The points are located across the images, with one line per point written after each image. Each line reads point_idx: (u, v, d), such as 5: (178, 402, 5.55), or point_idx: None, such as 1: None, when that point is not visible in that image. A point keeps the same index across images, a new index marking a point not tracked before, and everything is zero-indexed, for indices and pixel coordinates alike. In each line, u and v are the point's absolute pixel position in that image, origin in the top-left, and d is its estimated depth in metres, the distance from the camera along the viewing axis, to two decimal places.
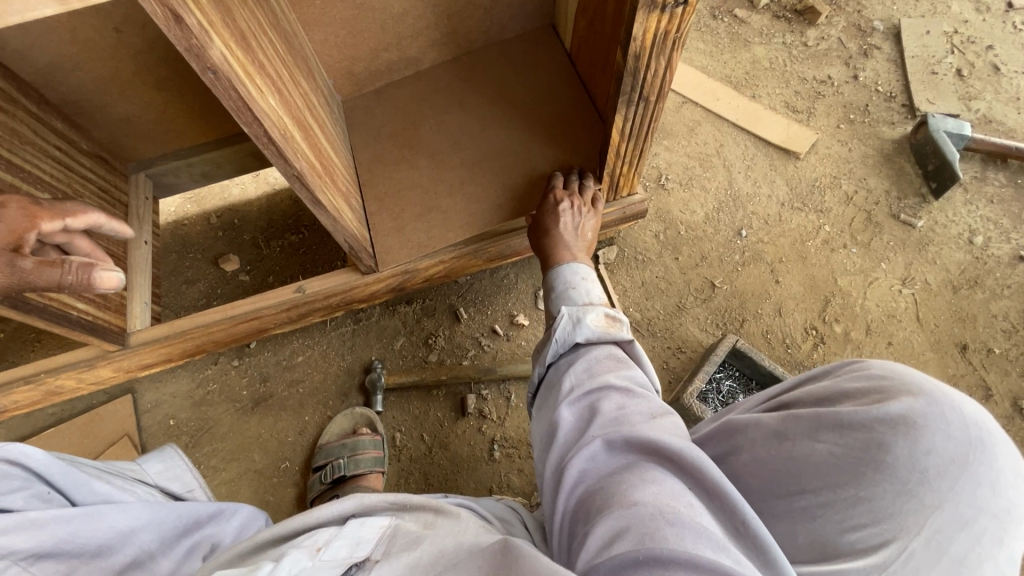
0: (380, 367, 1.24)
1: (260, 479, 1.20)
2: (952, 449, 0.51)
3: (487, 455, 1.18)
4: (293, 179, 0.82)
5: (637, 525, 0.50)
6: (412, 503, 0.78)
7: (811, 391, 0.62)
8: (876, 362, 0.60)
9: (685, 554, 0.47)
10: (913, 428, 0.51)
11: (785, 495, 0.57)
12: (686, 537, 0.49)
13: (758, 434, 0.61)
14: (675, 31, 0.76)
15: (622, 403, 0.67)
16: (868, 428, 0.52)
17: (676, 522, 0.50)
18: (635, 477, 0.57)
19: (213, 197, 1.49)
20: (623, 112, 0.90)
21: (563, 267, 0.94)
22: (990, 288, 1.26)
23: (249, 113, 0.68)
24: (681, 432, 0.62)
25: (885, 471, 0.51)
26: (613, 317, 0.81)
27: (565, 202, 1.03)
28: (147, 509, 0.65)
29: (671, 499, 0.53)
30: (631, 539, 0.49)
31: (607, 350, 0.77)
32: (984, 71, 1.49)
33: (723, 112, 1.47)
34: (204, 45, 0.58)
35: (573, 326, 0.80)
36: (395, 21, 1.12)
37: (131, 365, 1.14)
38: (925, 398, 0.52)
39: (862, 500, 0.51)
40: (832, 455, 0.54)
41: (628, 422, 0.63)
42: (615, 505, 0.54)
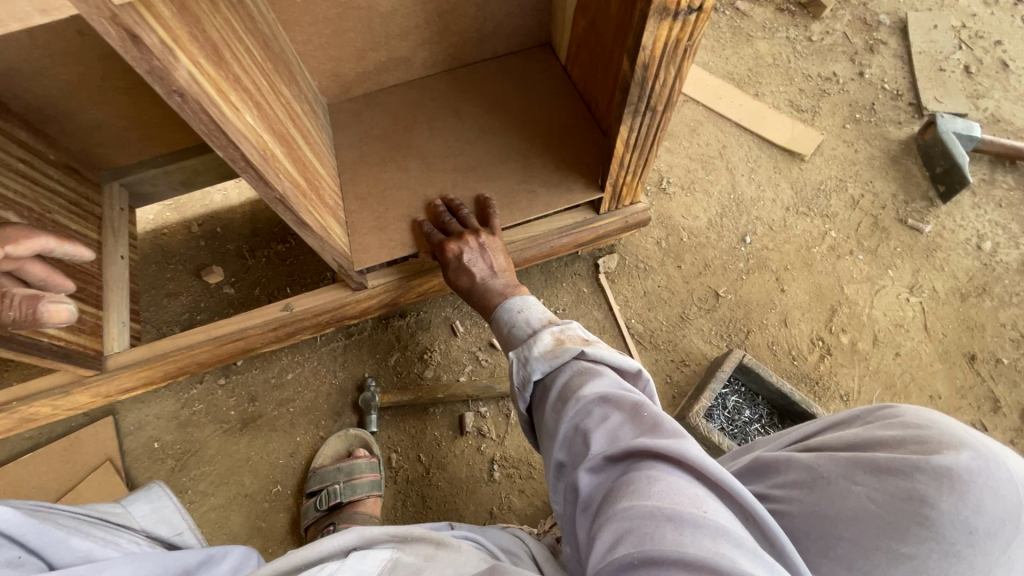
0: (374, 385, 1.20)
1: (251, 504, 1.15)
2: (1002, 509, 0.48)
3: (487, 475, 1.14)
4: (276, 202, 0.75)
5: (633, 529, 0.46)
6: (412, 534, 0.72)
7: (841, 435, 0.59)
8: (910, 411, 0.58)
9: (688, 550, 0.43)
10: (959, 482, 0.48)
11: (815, 544, 0.51)
12: (686, 533, 0.44)
13: (789, 473, 0.57)
14: (687, 39, 0.70)
15: (598, 408, 0.60)
16: (908, 476, 0.49)
17: (677, 520, 0.45)
18: (630, 484, 0.51)
19: (194, 205, 1.42)
20: (628, 122, 0.84)
21: (496, 319, 0.86)
22: (998, 296, 1.23)
23: (224, 136, 0.62)
24: (663, 424, 0.56)
25: (931, 525, 0.48)
26: (555, 341, 0.72)
27: (462, 250, 0.97)
28: (130, 564, 0.61)
29: (665, 495, 0.48)
30: (629, 543, 0.45)
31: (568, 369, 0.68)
32: (992, 68, 1.44)
33: (726, 111, 1.41)
34: (169, 66, 0.52)
35: (522, 370, 0.72)
36: (383, 20, 1.05)
37: (110, 390, 1.08)
38: (968, 451, 0.50)
39: (906, 558, 0.48)
40: (872, 501, 0.50)
41: (611, 430, 0.57)
42: (611, 513, 0.49)
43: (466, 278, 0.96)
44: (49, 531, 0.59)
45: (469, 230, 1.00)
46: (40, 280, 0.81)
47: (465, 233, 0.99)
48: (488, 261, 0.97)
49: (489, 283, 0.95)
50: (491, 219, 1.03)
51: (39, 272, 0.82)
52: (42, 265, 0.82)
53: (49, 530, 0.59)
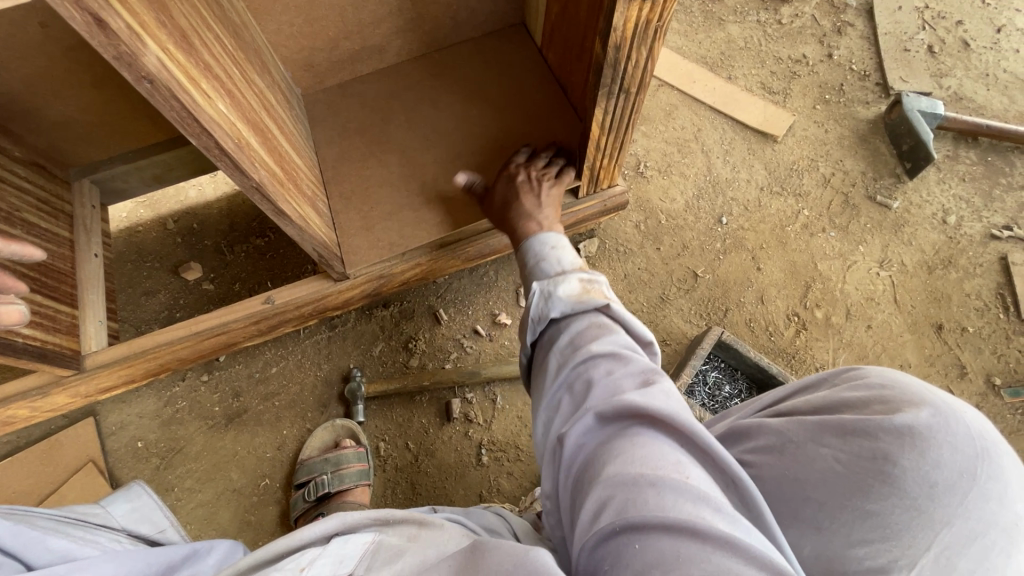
0: (359, 375, 1.20)
1: (239, 499, 1.15)
2: (960, 463, 0.49)
3: (476, 460, 1.15)
4: (253, 190, 0.75)
5: (618, 491, 0.48)
6: (395, 517, 0.73)
7: (811, 400, 0.61)
8: (876, 370, 0.59)
9: (669, 514, 0.45)
10: (920, 439, 0.49)
11: (790, 504, 0.54)
12: (669, 498, 0.46)
13: (761, 438, 0.60)
14: (657, 20, 0.71)
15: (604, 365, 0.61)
16: (870, 436, 0.50)
17: (662, 486, 0.47)
18: (622, 445, 0.52)
19: (168, 201, 1.40)
20: (603, 105, 0.85)
21: (531, 241, 0.88)
22: (963, 268, 1.27)
23: (196, 124, 0.61)
24: (667, 391, 0.57)
25: (892, 482, 0.49)
26: (580, 289, 0.73)
27: (521, 175, 1.00)
28: (110, 563, 0.60)
29: (655, 460, 0.50)
30: (613, 508, 0.47)
31: (586, 320, 0.70)
32: (954, 47, 1.48)
33: (700, 95, 1.43)
34: (137, 52, 0.51)
35: (541, 305, 0.73)
36: (355, 7, 1.05)
37: (89, 390, 1.07)
38: (928, 408, 0.51)
39: (870, 514, 0.49)
40: (837, 462, 0.52)
41: (609, 389, 0.58)
42: (599, 475, 0.51)
43: (514, 198, 0.98)
44: (26, 533, 0.59)
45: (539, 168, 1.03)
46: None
47: (538, 171, 1.02)
48: (539, 198, 0.98)
49: (532, 211, 0.96)
50: (565, 174, 1.03)
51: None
52: None
53: (25, 531, 0.59)
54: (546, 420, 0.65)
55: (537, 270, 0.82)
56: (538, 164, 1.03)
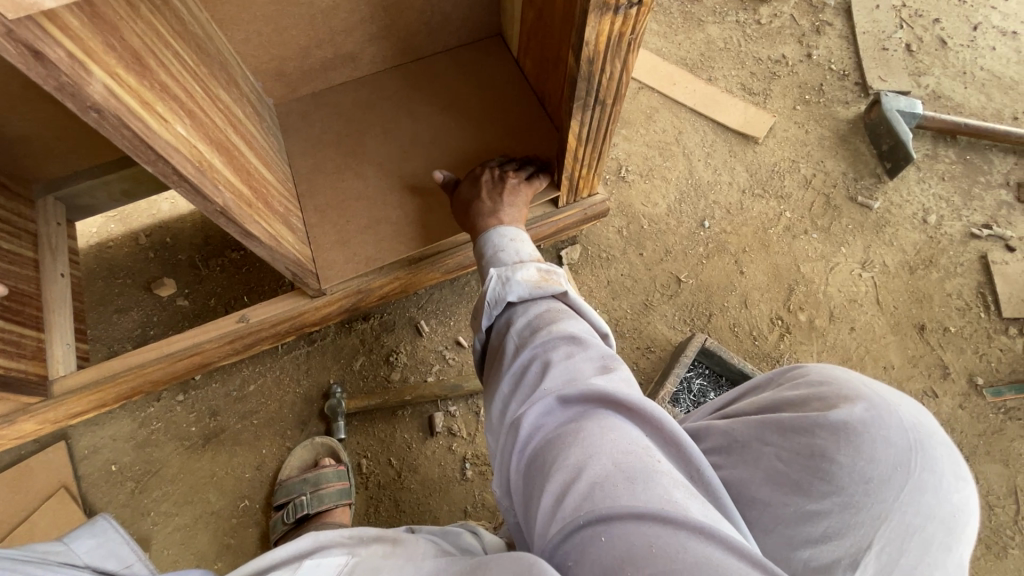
0: (340, 392, 1.17)
1: (217, 521, 1.12)
2: (896, 456, 0.48)
3: (460, 475, 1.13)
4: (217, 214, 0.72)
5: (585, 476, 0.47)
6: (368, 535, 0.71)
7: (755, 401, 0.61)
8: (815, 368, 0.59)
9: (637, 498, 0.44)
10: (855, 435, 0.49)
11: (736, 507, 0.54)
12: (638, 482, 0.46)
13: (709, 440, 0.60)
14: (631, 32, 0.69)
15: (564, 349, 0.62)
16: (810, 433, 0.50)
17: (631, 470, 0.47)
18: (587, 429, 0.52)
19: (140, 214, 1.36)
20: (578, 118, 0.83)
21: (487, 234, 0.89)
22: (944, 268, 1.27)
23: (150, 151, 0.58)
24: (625, 377, 0.58)
25: (830, 480, 0.49)
26: (539, 274, 0.73)
27: (488, 175, 0.97)
28: None
29: (619, 446, 0.50)
30: (580, 494, 0.46)
31: (544, 305, 0.70)
32: (932, 46, 1.48)
33: (681, 97, 1.42)
34: (80, 82, 0.49)
35: (499, 289, 0.73)
36: (325, 16, 1.02)
37: (59, 415, 1.03)
38: (863, 403, 0.51)
39: (813, 515, 0.49)
40: (779, 460, 0.52)
41: (572, 373, 0.58)
42: (564, 459, 0.50)
43: (477, 194, 0.94)
44: None
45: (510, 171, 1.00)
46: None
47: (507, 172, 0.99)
48: (503, 195, 0.94)
49: (494, 205, 0.92)
50: (539, 180, 1.00)
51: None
52: None
53: None
54: (501, 407, 0.64)
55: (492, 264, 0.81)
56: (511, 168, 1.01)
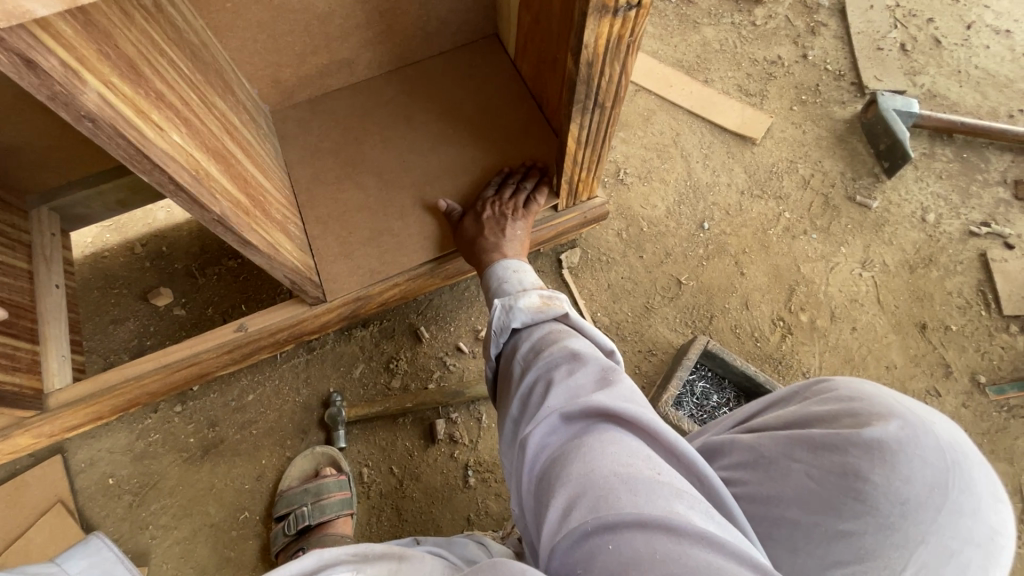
0: (340, 400, 1.16)
1: (217, 534, 1.10)
2: (932, 477, 0.49)
3: (462, 482, 1.12)
4: (215, 223, 0.71)
5: (589, 490, 0.47)
6: (374, 552, 0.70)
7: (781, 414, 0.60)
8: (844, 381, 0.59)
9: (643, 510, 0.44)
10: (891, 454, 0.49)
11: (762, 524, 0.54)
12: (640, 492, 0.45)
13: (734, 455, 0.60)
14: (630, 35, 0.69)
15: (566, 366, 0.61)
16: (842, 451, 0.51)
17: (633, 483, 0.46)
18: (590, 443, 0.52)
19: (136, 224, 1.35)
20: (578, 121, 0.82)
21: (493, 266, 0.92)
22: (944, 266, 1.27)
23: (147, 161, 0.57)
24: (629, 390, 0.57)
25: (864, 500, 0.49)
26: (539, 302, 0.73)
27: (488, 211, 0.98)
28: None
29: (624, 458, 0.49)
30: (584, 508, 0.46)
31: (546, 327, 0.70)
32: (926, 45, 1.49)
33: (677, 99, 1.43)
34: (74, 91, 0.48)
35: (503, 318, 0.73)
36: (321, 22, 1.02)
37: (54, 429, 1.01)
38: (898, 422, 0.51)
39: (844, 535, 0.50)
40: (810, 478, 0.53)
41: (574, 388, 0.58)
42: (567, 474, 0.50)
43: (478, 231, 0.97)
44: None
45: (509, 199, 1.01)
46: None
47: (506, 203, 1.00)
48: (504, 231, 0.97)
49: (497, 243, 0.95)
50: (535, 203, 1.02)
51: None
52: None
53: None
54: (511, 430, 0.64)
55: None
56: (510, 195, 1.02)
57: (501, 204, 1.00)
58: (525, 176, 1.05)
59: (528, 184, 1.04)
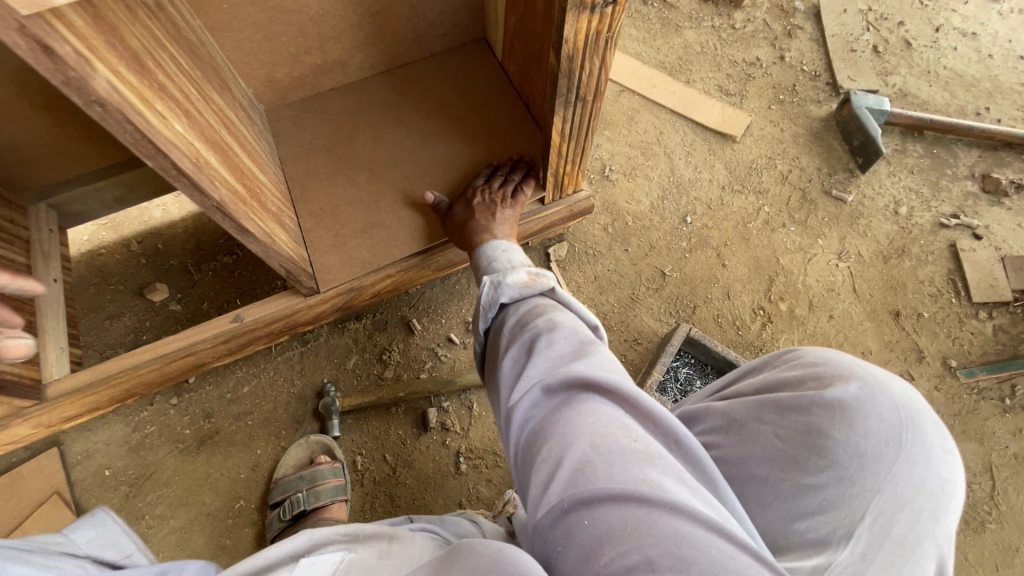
0: (334, 390, 1.19)
1: (213, 522, 1.12)
2: (886, 430, 0.54)
3: (454, 469, 1.15)
4: (214, 210, 0.74)
5: (567, 463, 0.50)
6: (366, 532, 0.73)
7: (752, 382, 0.64)
8: (810, 350, 0.63)
9: (616, 481, 0.47)
10: (849, 412, 0.54)
11: (734, 484, 0.57)
12: (613, 463, 0.49)
13: (708, 421, 0.64)
14: (607, 30, 0.73)
15: (548, 340, 0.64)
16: (806, 410, 0.55)
17: (608, 454, 0.49)
18: (570, 415, 0.55)
19: (132, 221, 1.37)
20: (561, 114, 0.86)
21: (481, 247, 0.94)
22: (916, 256, 1.32)
23: (152, 145, 0.61)
24: (608, 363, 0.60)
25: (825, 455, 0.53)
26: (526, 281, 0.76)
27: (478, 197, 1.02)
28: None
29: (602, 430, 0.52)
30: (563, 481, 0.49)
31: (531, 304, 0.73)
32: (897, 47, 1.55)
33: (660, 99, 1.48)
34: (85, 76, 0.51)
35: (491, 296, 0.76)
36: (315, 23, 1.06)
37: (52, 419, 1.03)
38: (856, 382, 0.56)
39: (809, 488, 0.53)
40: (777, 437, 0.56)
41: (556, 363, 0.61)
42: (549, 446, 0.53)
43: (468, 215, 1.00)
44: None
45: (498, 188, 1.05)
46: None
47: (495, 191, 1.04)
48: (493, 215, 1.00)
49: (487, 224, 0.98)
50: (523, 193, 1.06)
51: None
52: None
53: None
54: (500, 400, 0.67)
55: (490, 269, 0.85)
56: (499, 185, 1.06)
57: (490, 192, 1.04)
58: (514, 169, 1.09)
59: (517, 176, 1.08)
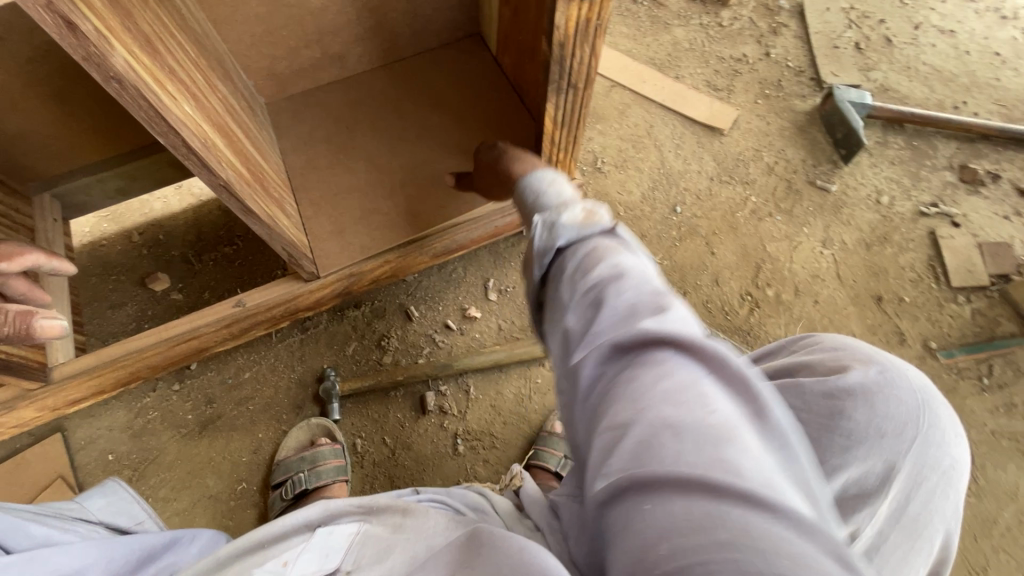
0: (334, 375, 1.21)
1: (216, 505, 1.15)
2: (903, 413, 0.57)
3: (452, 450, 1.18)
4: (220, 189, 0.77)
5: (632, 436, 0.40)
6: (378, 504, 0.73)
7: (772, 365, 0.66)
8: (828, 336, 0.65)
9: (691, 465, 0.37)
10: (872, 395, 0.56)
11: None
12: (691, 445, 0.38)
13: None
14: (596, 18, 0.77)
15: (605, 287, 0.51)
16: (836, 396, 0.55)
17: (684, 432, 0.39)
18: (641, 381, 0.43)
19: (133, 213, 1.40)
20: (553, 100, 0.90)
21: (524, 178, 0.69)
22: (898, 243, 1.37)
23: (164, 122, 0.64)
24: (683, 317, 0.47)
25: (852, 437, 0.54)
26: (585, 214, 0.59)
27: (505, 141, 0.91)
28: (93, 548, 0.63)
29: (668, 395, 0.41)
30: (626, 459, 0.39)
31: (589, 242, 0.57)
32: (878, 44, 1.60)
33: (650, 94, 1.52)
34: (104, 52, 0.54)
35: (550, 233, 0.58)
36: (314, 17, 1.09)
37: (57, 402, 1.05)
38: (877, 366, 0.58)
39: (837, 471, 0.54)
40: (800, 420, 0.56)
41: (623, 316, 0.48)
42: (612, 417, 0.42)
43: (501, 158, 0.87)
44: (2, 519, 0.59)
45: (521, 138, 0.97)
46: (20, 294, 0.84)
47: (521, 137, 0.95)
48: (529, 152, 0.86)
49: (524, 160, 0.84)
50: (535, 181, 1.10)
51: (21, 287, 0.84)
52: (25, 281, 0.84)
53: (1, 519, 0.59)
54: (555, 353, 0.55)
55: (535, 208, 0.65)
56: None
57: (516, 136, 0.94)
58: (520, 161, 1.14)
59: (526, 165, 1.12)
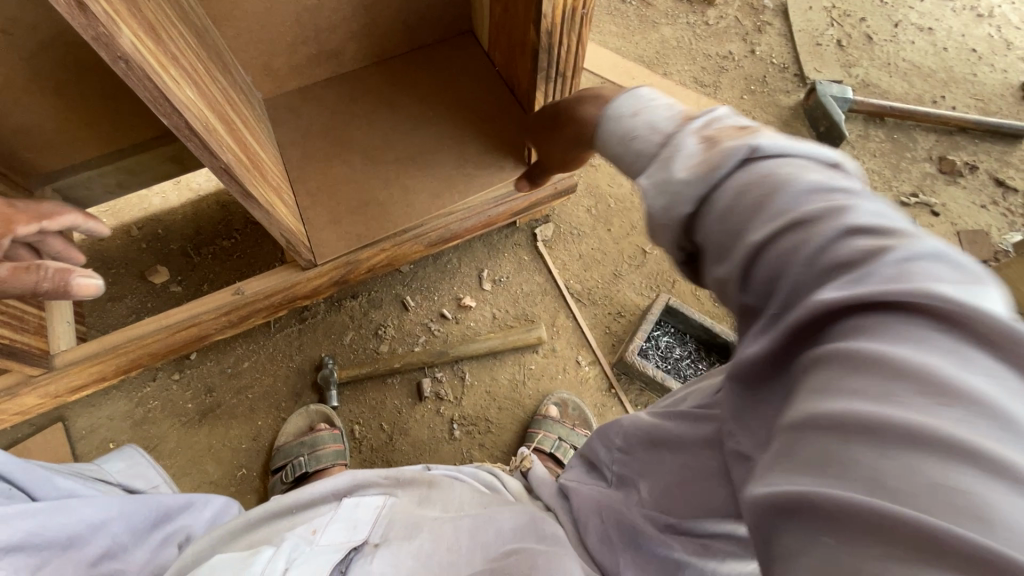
0: (331, 363, 1.24)
1: (216, 490, 1.17)
2: None
3: (448, 435, 1.20)
4: (221, 173, 0.80)
5: (805, 440, 0.29)
6: (404, 478, 0.80)
7: None
8: None
9: (898, 496, 0.25)
10: None
11: None
12: (895, 461, 0.26)
13: None
14: (582, 8, 0.81)
15: (774, 247, 0.36)
16: None
17: (891, 441, 0.26)
18: (826, 362, 0.30)
19: (132, 208, 1.42)
20: (543, 88, 0.94)
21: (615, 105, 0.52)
22: None
23: (168, 104, 0.66)
24: (905, 260, 0.31)
25: None
26: (720, 151, 0.41)
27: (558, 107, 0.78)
28: (117, 503, 0.71)
29: (875, 385, 0.28)
30: (792, 468, 0.29)
31: (742, 178, 0.40)
32: (859, 41, 1.65)
33: (639, 90, 1.56)
34: (113, 34, 0.57)
35: (665, 196, 0.42)
36: (311, 14, 1.12)
37: (59, 389, 1.07)
38: None
39: None
40: None
41: (792, 274, 0.35)
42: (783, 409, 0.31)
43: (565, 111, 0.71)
44: (39, 475, 0.69)
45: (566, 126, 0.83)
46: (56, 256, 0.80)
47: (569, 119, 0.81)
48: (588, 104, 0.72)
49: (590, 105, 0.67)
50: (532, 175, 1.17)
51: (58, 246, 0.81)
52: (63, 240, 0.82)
53: (37, 473, 0.68)
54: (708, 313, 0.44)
55: (638, 161, 0.47)
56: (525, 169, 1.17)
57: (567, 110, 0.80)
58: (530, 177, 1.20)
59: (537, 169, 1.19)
